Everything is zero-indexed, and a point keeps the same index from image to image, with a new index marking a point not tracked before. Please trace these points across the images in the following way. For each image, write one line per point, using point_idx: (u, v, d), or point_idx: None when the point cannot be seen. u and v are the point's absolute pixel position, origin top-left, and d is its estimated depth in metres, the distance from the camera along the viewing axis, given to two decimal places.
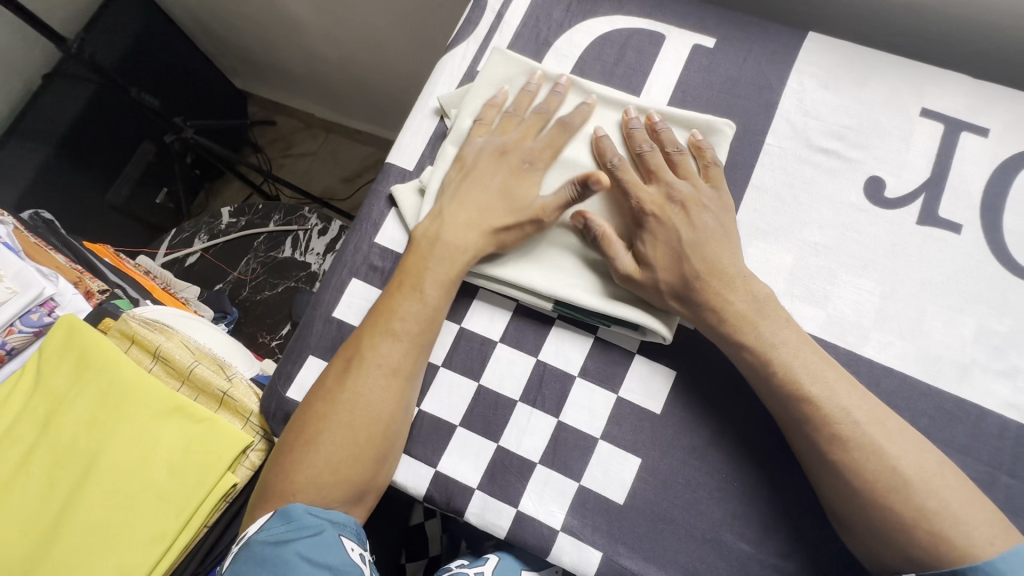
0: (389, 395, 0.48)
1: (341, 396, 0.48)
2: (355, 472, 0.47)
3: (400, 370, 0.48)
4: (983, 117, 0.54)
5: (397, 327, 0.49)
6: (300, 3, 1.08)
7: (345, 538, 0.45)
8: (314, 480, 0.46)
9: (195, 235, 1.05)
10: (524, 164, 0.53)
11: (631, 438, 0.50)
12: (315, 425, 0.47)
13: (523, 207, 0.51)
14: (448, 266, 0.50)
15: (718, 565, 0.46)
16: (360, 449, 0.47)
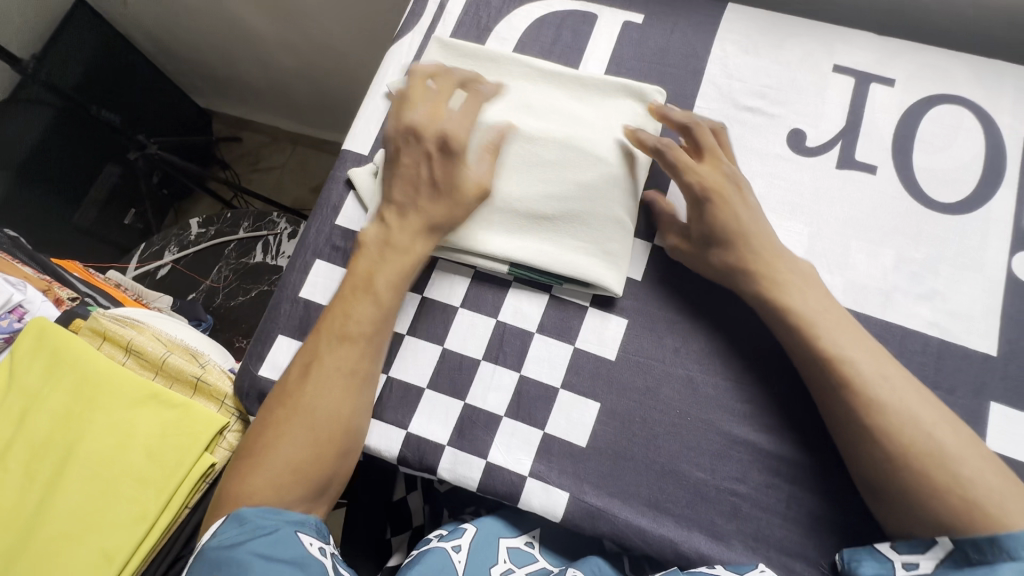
0: (348, 395, 0.49)
1: (302, 399, 0.48)
2: (317, 469, 0.47)
3: (358, 371, 0.50)
4: (888, 69, 0.59)
5: (354, 330, 0.50)
6: (254, 13, 1.10)
7: (302, 534, 0.44)
8: (275, 481, 0.46)
9: (165, 247, 1.06)
10: (441, 143, 0.52)
11: (589, 384, 0.53)
12: (275, 427, 0.48)
13: (459, 185, 0.52)
14: (397, 269, 0.52)
15: (678, 495, 0.49)
16: (322, 447, 0.47)
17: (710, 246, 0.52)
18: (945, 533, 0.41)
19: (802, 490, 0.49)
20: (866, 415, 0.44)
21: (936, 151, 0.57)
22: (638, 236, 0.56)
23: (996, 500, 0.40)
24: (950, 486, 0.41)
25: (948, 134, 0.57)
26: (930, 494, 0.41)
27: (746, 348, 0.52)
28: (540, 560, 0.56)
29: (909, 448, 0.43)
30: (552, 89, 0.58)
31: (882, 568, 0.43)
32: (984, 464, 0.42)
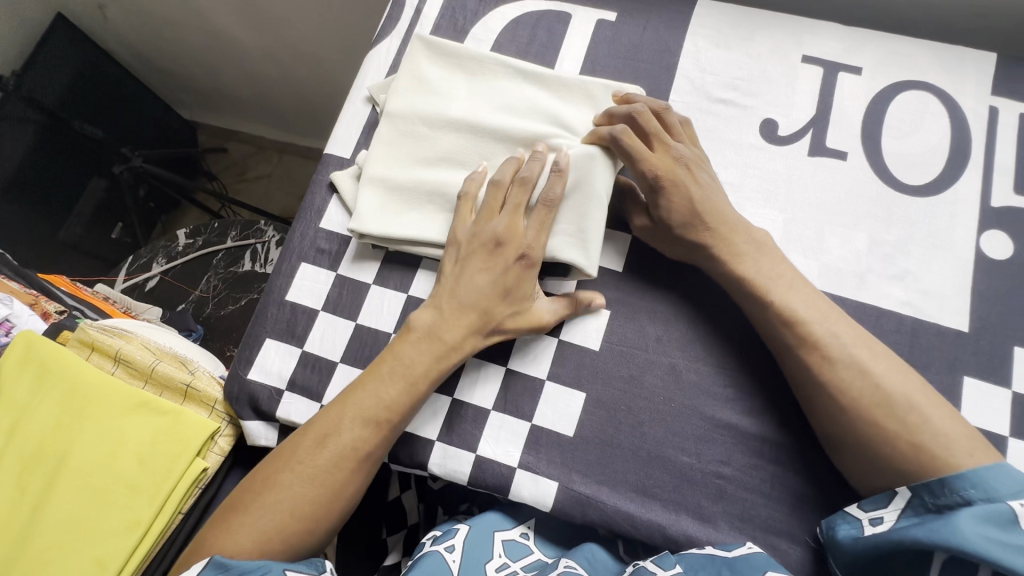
0: (359, 482, 0.48)
1: (312, 473, 0.46)
2: (304, 542, 0.46)
3: (376, 459, 0.48)
4: (855, 58, 0.61)
5: (387, 420, 0.48)
6: (235, 24, 1.11)
7: (292, 571, 0.42)
8: (265, 548, 0.44)
9: (153, 259, 1.06)
10: (519, 260, 0.50)
11: (575, 375, 0.54)
12: (273, 490, 0.46)
13: (522, 314, 0.51)
14: (438, 361, 0.49)
15: (665, 479, 0.50)
16: (317, 522, 0.46)
17: (669, 232, 0.53)
18: (904, 481, 0.43)
19: (784, 469, 0.50)
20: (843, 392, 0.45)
21: (904, 135, 0.58)
22: (618, 228, 0.57)
23: (943, 445, 0.42)
24: (898, 437, 0.43)
25: (914, 119, 0.59)
26: (880, 450, 0.44)
27: (727, 333, 0.53)
28: (535, 552, 0.56)
29: (861, 408, 0.45)
30: (538, 90, 0.58)
31: (851, 526, 0.44)
32: (930, 409, 0.44)
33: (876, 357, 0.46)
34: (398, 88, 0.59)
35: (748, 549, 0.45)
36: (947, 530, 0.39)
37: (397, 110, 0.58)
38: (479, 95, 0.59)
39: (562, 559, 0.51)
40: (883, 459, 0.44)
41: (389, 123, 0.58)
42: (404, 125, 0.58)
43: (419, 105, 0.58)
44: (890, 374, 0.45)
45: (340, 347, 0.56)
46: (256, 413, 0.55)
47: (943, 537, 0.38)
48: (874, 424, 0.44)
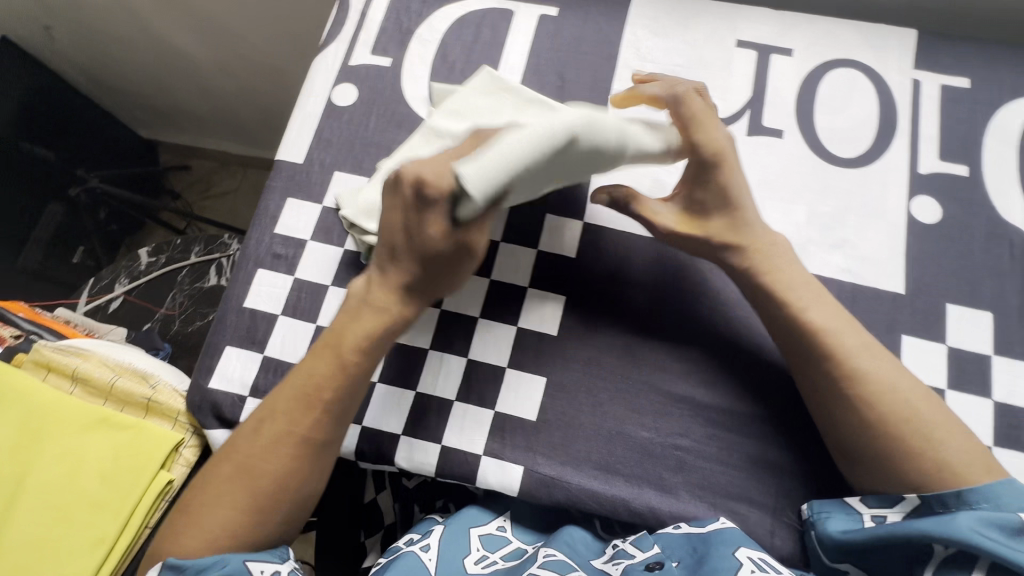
0: (297, 466, 0.46)
1: (250, 462, 0.45)
2: (252, 534, 0.44)
3: (314, 442, 0.46)
4: (785, 40, 0.64)
5: (321, 398, 0.46)
6: (189, 39, 1.10)
7: (252, 562, 0.43)
8: (210, 541, 0.43)
9: (115, 280, 1.04)
10: (420, 196, 0.39)
11: (534, 361, 0.55)
12: (215, 484, 0.45)
13: (434, 262, 0.43)
14: (368, 331, 0.46)
15: (627, 455, 0.52)
16: (259, 512, 0.45)
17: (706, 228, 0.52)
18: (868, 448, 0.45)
19: (740, 437, 0.52)
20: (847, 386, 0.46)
21: (835, 111, 0.61)
22: (569, 216, 0.59)
23: (955, 465, 0.43)
24: (922, 455, 0.43)
25: (844, 95, 0.61)
26: (898, 465, 0.44)
27: (677, 311, 0.55)
28: (514, 541, 0.55)
29: (875, 420, 0.45)
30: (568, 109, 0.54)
31: (851, 520, 0.46)
32: (933, 416, 0.45)
33: (880, 363, 0.46)
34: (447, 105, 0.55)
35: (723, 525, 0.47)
36: (946, 524, 0.40)
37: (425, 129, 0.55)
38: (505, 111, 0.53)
39: (542, 550, 0.48)
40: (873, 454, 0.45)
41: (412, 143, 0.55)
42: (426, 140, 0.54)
43: (444, 120, 0.54)
44: (895, 380, 0.46)
45: (301, 349, 0.56)
46: (220, 421, 0.55)
47: (946, 531, 0.39)
48: (896, 439, 0.44)
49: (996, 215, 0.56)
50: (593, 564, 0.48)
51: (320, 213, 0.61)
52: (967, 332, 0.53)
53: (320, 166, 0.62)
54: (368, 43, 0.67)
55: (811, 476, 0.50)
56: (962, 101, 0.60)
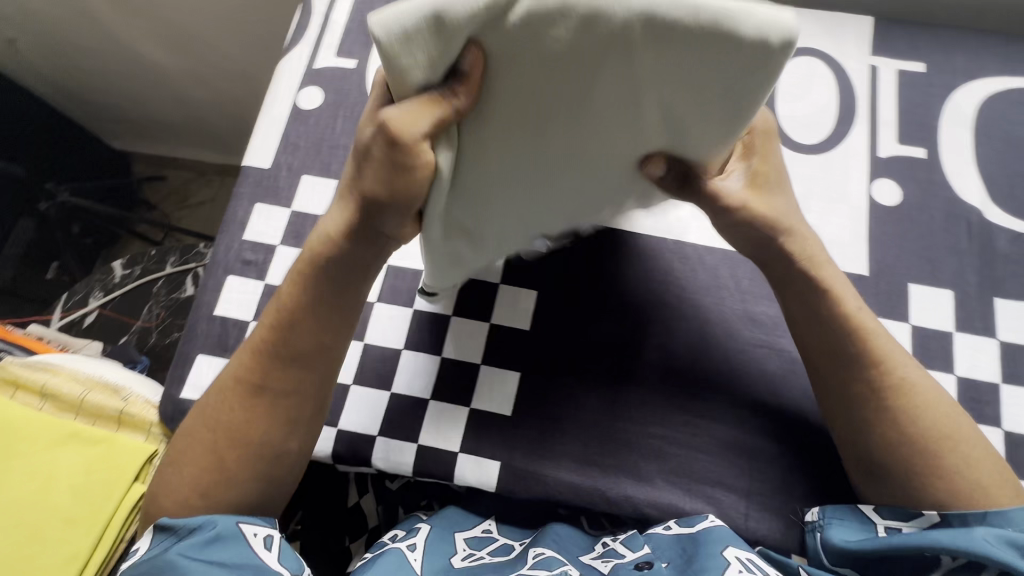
0: (251, 412, 0.46)
1: (210, 413, 0.47)
2: (219, 485, 0.45)
3: (262, 387, 0.46)
4: None
5: (264, 341, 0.47)
6: (156, 47, 1.09)
7: (245, 525, 0.44)
8: (185, 492, 0.45)
9: (89, 294, 1.02)
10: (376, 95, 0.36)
11: (508, 356, 0.55)
12: (185, 439, 0.47)
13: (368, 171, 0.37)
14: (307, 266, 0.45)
15: (599, 440, 0.52)
16: (223, 463, 0.46)
17: (772, 211, 0.46)
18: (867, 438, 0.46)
19: (714, 422, 0.52)
20: (888, 397, 0.46)
21: (796, 99, 0.62)
22: None
23: (977, 487, 0.43)
24: (948, 474, 0.44)
25: (805, 83, 0.62)
26: (920, 479, 0.44)
27: (644, 300, 0.56)
28: (501, 539, 0.55)
29: (910, 433, 0.45)
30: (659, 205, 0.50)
31: (863, 531, 0.45)
32: (957, 439, 0.45)
33: (919, 381, 0.46)
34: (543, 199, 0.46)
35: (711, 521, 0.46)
36: (964, 538, 0.40)
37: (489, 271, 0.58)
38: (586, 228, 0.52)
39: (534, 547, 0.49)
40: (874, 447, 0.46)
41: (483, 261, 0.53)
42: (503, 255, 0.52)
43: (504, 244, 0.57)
44: (930, 403, 0.46)
45: None
46: None
47: (965, 544, 0.40)
48: (928, 454, 0.44)
49: (953, 195, 0.58)
50: (580, 559, 0.48)
51: (289, 218, 0.60)
52: (930, 310, 0.54)
53: (288, 170, 0.62)
54: (332, 46, 0.67)
55: (782, 457, 0.51)
56: (919, 85, 0.62)
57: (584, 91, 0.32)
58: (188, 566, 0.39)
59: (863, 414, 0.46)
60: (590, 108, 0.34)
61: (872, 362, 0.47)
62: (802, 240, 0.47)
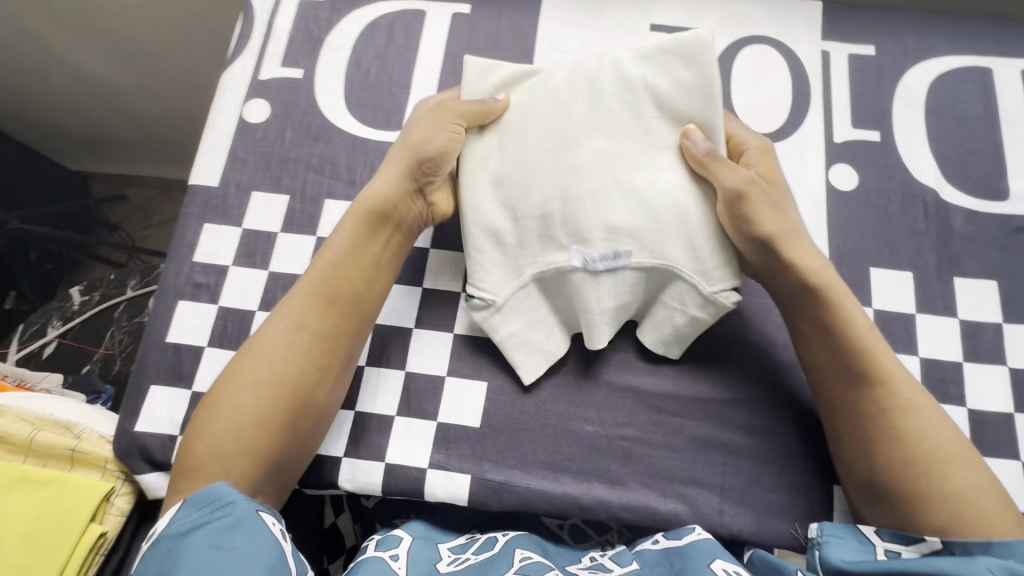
0: (295, 352, 0.47)
1: (246, 363, 0.47)
2: (263, 440, 0.45)
3: (308, 326, 0.48)
4: (698, 21, 0.64)
5: (309, 281, 0.50)
6: (101, 63, 1.04)
7: (265, 514, 0.40)
8: (218, 452, 0.43)
9: (47, 323, 0.98)
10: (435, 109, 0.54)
11: (473, 366, 0.54)
12: (222, 404, 0.45)
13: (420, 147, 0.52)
14: (360, 214, 0.52)
15: (574, 450, 0.51)
16: (266, 413, 0.45)
17: (784, 214, 0.50)
18: (867, 457, 0.45)
19: (685, 420, 0.52)
20: (896, 418, 0.45)
21: (751, 88, 0.62)
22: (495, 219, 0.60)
23: (981, 518, 0.41)
24: (949, 500, 0.42)
25: (758, 71, 0.62)
26: (919, 502, 0.43)
27: None
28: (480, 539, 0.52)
29: (915, 454, 0.44)
30: (730, 290, 0.50)
31: (860, 552, 0.43)
32: (962, 466, 0.43)
33: (924, 405, 0.45)
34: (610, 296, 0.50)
35: (697, 533, 0.46)
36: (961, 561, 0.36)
37: (532, 371, 0.52)
38: (626, 302, 0.51)
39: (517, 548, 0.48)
40: (875, 465, 0.45)
41: (518, 321, 0.52)
42: (537, 280, 0.51)
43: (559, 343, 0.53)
44: (937, 428, 0.44)
45: None
46: (152, 464, 0.52)
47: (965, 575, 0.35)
48: (931, 477, 0.43)
49: (909, 176, 0.58)
50: (566, 567, 0.47)
51: (241, 236, 0.58)
52: (891, 293, 0.55)
53: (237, 188, 0.60)
54: (277, 56, 0.65)
55: (754, 453, 0.51)
56: (870, 69, 0.62)
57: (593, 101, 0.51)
58: (199, 555, 0.36)
59: (868, 434, 0.45)
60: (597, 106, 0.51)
61: (875, 380, 0.46)
62: (800, 249, 0.49)
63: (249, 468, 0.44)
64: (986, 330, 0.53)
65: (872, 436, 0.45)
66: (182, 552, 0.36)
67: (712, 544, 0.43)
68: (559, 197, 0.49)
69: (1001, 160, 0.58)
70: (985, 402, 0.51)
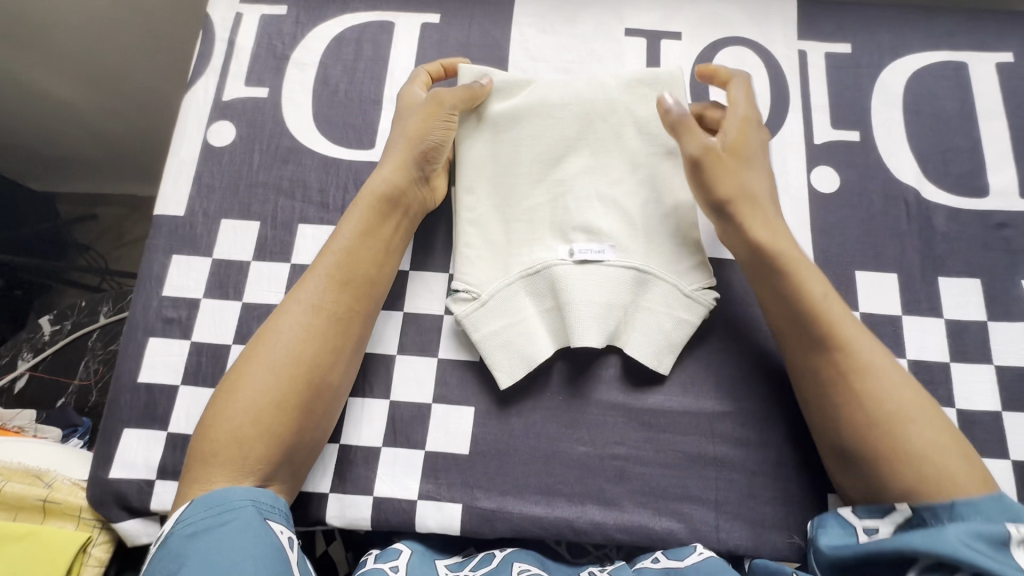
0: (308, 334, 0.47)
1: (262, 345, 0.47)
2: (280, 422, 0.45)
3: (322, 308, 0.48)
4: (673, 24, 0.63)
5: (320, 265, 0.50)
6: (62, 84, 0.99)
7: (272, 521, 0.41)
8: (235, 435, 0.44)
9: (16, 356, 0.92)
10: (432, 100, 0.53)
11: (459, 391, 0.53)
12: (239, 387, 0.45)
13: (420, 140, 0.53)
14: (367, 199, 0.52)
15: (565, 473, 0.50)
16: (282, 395, 0.45)
17: (764, 207, 0.51)
18: (837, 420, 0.45)
19: (678, 435, 0.51)
20: (854, 380, 0.45)
21: None
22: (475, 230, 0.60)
23: (945, 478, 0.41)
24: (914, 458, 0.42)
25: None
26: (883, 461, 0.43)
27: None
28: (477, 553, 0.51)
29: (877, 416, 0.44)
30: (705, 288, 0.52)
31: (846, 535, 0.43)
32: (924, 425, 0.43)
33: (884, 367, 0.45)
34: (595, 289, 0.51)
35: (699, 552, 0.46)
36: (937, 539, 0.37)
37: (510, 375, 0.51)
38: (621, 291, 0.51)
39: (517, 562, 0.47)
40: (844, 429, 0.45)
41: (497, 323, 0.52)
42: (523, 279, 0.52)
43: (543, 348, 0.52)
44: (897, 389, 0.45)
45: None
46: (129, 511, 0.50)
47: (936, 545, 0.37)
48: (895, 438, 0.43)
49: (890, 175, 0.58)
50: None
51: (211, 267, 0.56)
52: (877, 295, 0.54)
53: (204, 216, 0.58)
54: (240, 75, 0.62)
55: (749, 467, 0.50)
56: (847, 67, 0.61)
57: (579, 117, 0.55)
58: (204, 556, 0.36)
59: (829, 400, 0.46)
60: (584, 127, 0.55)
61: (836, 343, 0.46)
62: (769, 229, 0.50)
63: (266, 450, 0.44)
64: (972, 328, 0.53)
65: (842, 400, 0.45)
66: (188, 553, 0.36)
67: (718, 561, 0.43)
68: (547, 205, 0.55)
69: (980, 155, 0.58)
70: (974, 402, 0.51)
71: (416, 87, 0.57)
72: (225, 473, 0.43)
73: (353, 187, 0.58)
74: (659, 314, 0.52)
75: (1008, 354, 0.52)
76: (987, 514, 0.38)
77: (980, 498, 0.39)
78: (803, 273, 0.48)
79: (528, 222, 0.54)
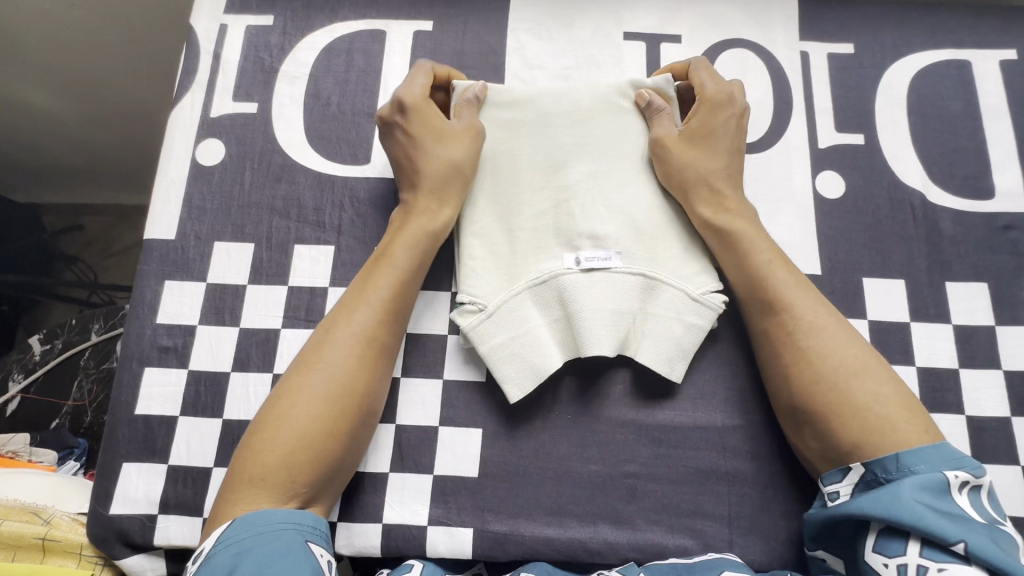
0: (361, 356, 0.47)
1: (315, 363, 0.46)
2: (333, 446, 0.44)
3: (375, 330, 0.48)
4: (672, 26, 0.61)
5: (374, 281, 0.49)
6: (42, 96, 0.96)
7: (313, 544, 0.40)
8: (288, 458, 0.42)
9: (6, 377, 0.88)
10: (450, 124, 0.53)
11: (466, 414, 0.52)
12: (296, 408, 0.44)
13: (455, 166, 0.52)
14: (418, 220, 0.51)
15: (577, 493, 0.50)
16: (338, 419, 0.45)
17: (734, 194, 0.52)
18: (791, 381, 0.46)
19: (689, 450, 0.51)
20: (797, 338, 0.46)
21: None
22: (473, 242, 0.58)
23: (890, 427, 0.41)
24: (859, 412, 0.42)
25: (737, 76, 0.60)
26: (832, 416, 0.43)
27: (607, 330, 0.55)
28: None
29: (823, 372, 0.44)
30: (714, 290, 0.51)
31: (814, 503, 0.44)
32: (867, 377, 0.44)
33: (827, 323, 0.46)
34: (606, 297, 0.50)
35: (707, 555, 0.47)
36: (887, 496, 0.38)
37: (519, 389, 0.50)
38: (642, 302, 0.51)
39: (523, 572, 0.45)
40: (803, 388, 0.45)
41: (503, 334, 0.51)
42: (531, 289, 0.51)
43: (553, 359, 0.50)
44: (840, 347, 0.45)
45: (210, 451, 0.50)
46: (133, 547, 0.49)
47: (887, 507, 0.38)
48: (839, 393, 0.43)
49: (895, 178, 0.57)
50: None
51: (206, 292, 0.54)
52: (885, 303, 0.54)
53: (196, 239, 0.56)
54: (228, 90, 0.60)
55: (760, 481, 0.50)
56: (850, 68, 0.60)
57: (579, 122, 0.54)
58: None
59: (780, 360, 0.46)
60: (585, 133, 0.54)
61: (782, 305, 0.47)
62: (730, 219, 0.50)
63: (317, 474, 0.43)
64: (980, 333, 0.53)
65: (795, 359, 0.46)
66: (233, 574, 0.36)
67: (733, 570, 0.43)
68: (551, 211, 0.53)
69: (985, 156, 0.57)
70: (983, 408, 0.51)
71: (414, 89, 0.53)
72: (274, 496, 0.41)
73: (349, 205, 0.56)
74: (665, 324, 0.51)
75: (1017, 359, 0.52)
76: (928, 459, 0.39)
77: (925, 446, 0.40)
78: (787, 286, 0.47)
79: (533, 230, 0.53)
